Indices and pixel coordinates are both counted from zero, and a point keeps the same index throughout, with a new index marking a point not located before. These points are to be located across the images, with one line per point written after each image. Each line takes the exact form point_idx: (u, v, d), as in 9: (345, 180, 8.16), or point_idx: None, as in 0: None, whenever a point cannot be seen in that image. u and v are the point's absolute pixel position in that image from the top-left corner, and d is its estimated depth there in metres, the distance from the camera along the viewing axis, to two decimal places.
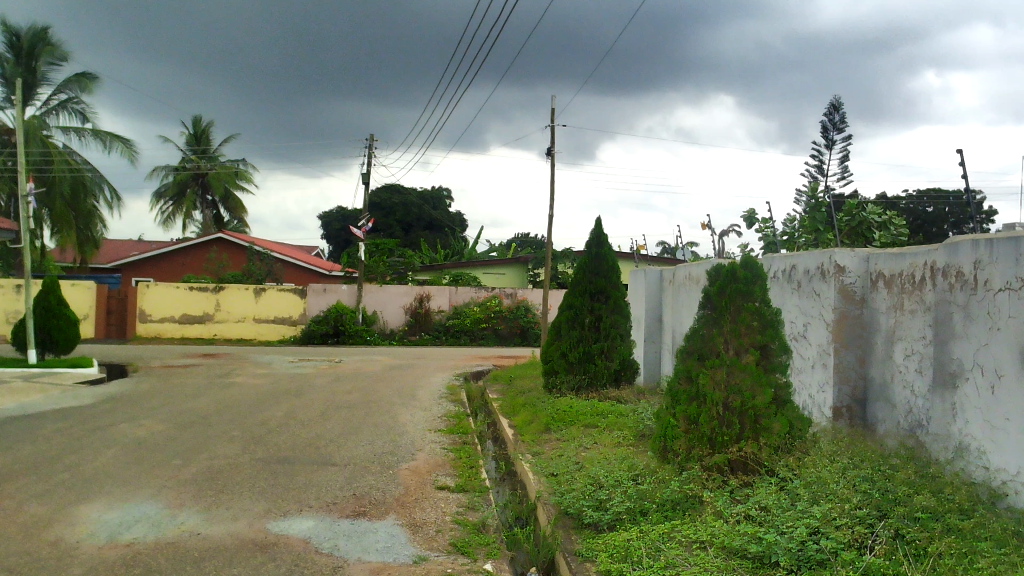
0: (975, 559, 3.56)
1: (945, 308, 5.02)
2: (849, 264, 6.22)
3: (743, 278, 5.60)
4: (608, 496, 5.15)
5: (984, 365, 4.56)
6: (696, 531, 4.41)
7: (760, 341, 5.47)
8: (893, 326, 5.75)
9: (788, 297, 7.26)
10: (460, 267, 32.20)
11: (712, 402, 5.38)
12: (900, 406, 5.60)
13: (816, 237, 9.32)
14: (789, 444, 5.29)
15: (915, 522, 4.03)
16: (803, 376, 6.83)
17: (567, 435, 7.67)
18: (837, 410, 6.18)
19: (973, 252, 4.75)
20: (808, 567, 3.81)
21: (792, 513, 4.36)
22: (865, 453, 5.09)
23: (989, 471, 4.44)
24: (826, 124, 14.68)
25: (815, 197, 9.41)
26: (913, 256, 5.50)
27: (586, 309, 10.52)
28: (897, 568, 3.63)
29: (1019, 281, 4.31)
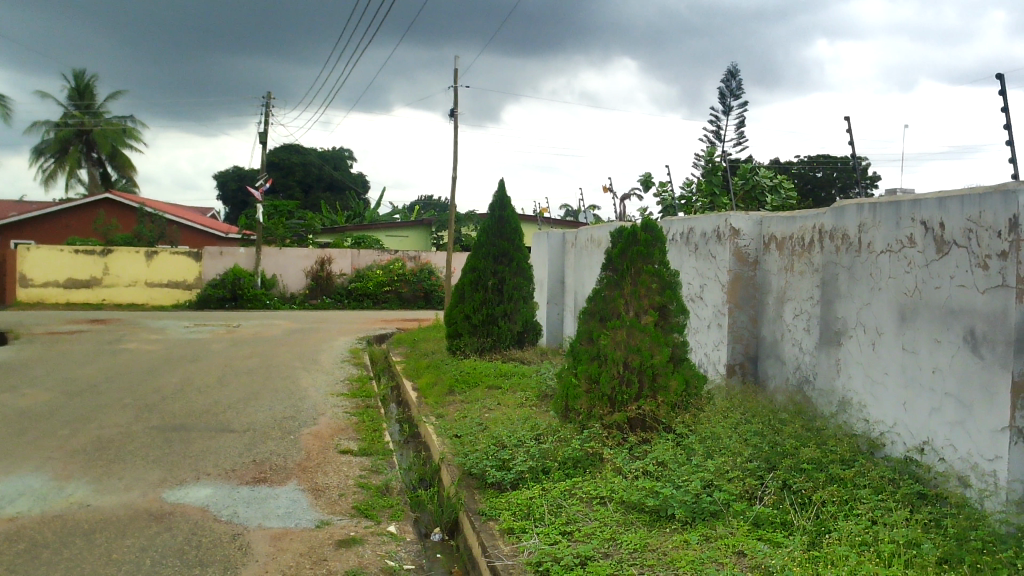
0: (854, 505, 3.79)
1: (831, 270, 5.25)
2: (743, 227, 6.42)
3: (643, 241, 5.72)
4: (511, 456, 5.20)
5: (866, 323, 4.81)
6: (596, 487, 4.52)
7: (659, 302, 5.60)
8: (784, 287, 5.99)
9: (686, 259, 7.45)
10: (363, 230, 31.71)
11: (612, 362, 5.49)
12: (789, 363, 5.86)
13: (712, 201, 9.57)
14: (686, 402, 5.46)
15: (801, 473, 4.23)
16: (699, 335, 7.05)
17: (471, 396, 7.71)
18: (731, 367, 6.41)
19: (857, 216, 4.97)
20: (702, 518, 3.97)
21: (687, 467, 4.53)
22: (757, 408, 5.31)
23: (869, 423, 4.71)
24: (723, 90, 14.99)
25: (712, 162, 9.65)
26: (803, 219, 5.71)
27: (490, 272, 10.52)
28: (785, 516, 3.83)
29: (898, 244, 4.52)
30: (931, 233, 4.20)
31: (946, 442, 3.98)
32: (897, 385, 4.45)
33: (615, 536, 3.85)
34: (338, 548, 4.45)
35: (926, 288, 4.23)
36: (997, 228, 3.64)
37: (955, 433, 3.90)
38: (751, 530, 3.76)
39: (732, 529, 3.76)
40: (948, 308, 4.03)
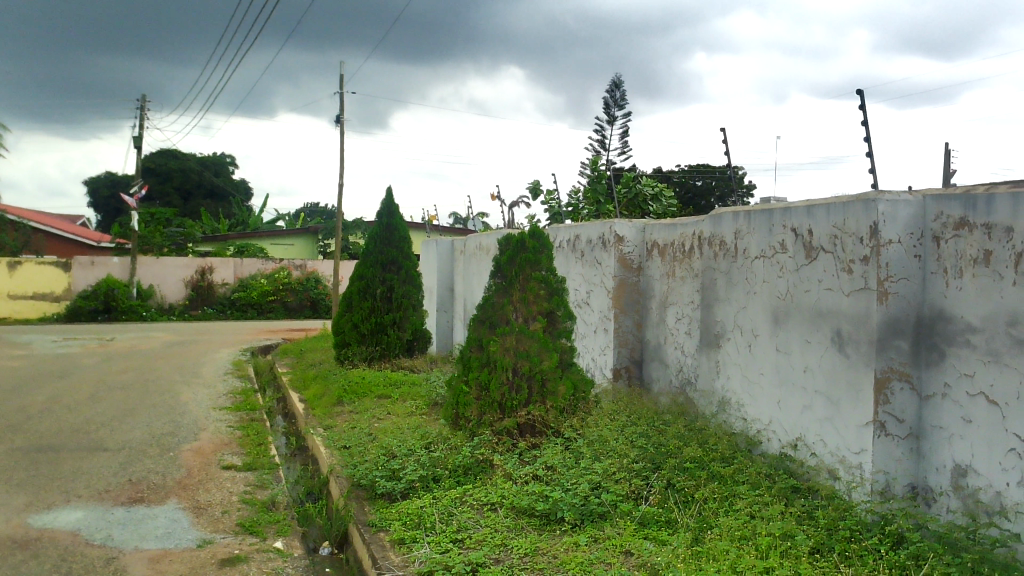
0: (734, 501, 3.94)
1: (710, 275, 5.45)
2: (627, 234, 6.58)
3: (531, 248, 5.79)
4: (401, 465, 5.15)
5: (743, 326, 5.02)
6: (487, 494, 4.54)
7: (546, 308, 5.69)
8: (666, 292, 6.18)
9: (572, 266, 7.59)
10: (246, 238, 30.79)
11: (502, 368, 5.52)
12: (672, 365, 6.05)
13: (598, 209, 9.78)
14: (574, 406, 5.56)
15: (684, 472, 4.37)
16: (586, 340, 7.19)
17: (360, 406, 7.60)
18: (617, 371, 6.56)
19: (733, 223, 5.17)
20: (590, 520, 4.06)
21: (576, 470, 4.61)
22: (642, 410, 5.46)
23: (747, 421, 4.91)
24: (608, 101, 15.34)
25: (597, 170, 9.86)
26: (683, 227, 5.91)
27: (378, 280, 10.40)
28: (669, 515, 3.95)
29: (771, 249, 4.74)
30: (801, 239, 4.41)
31: (816, 438, 4.19)
32: (772, 384, 4.66)
33: (505, 541, 3.87)
34: (222, 567, 4.31)
35: (797, 292, 4.45)
36: (860, 234, 3.86)
37: (824, 428, 4.11)
38: (637, 529, 3.86)
39: (619, 529, 3.85)
40: (817, 310, 4.24)
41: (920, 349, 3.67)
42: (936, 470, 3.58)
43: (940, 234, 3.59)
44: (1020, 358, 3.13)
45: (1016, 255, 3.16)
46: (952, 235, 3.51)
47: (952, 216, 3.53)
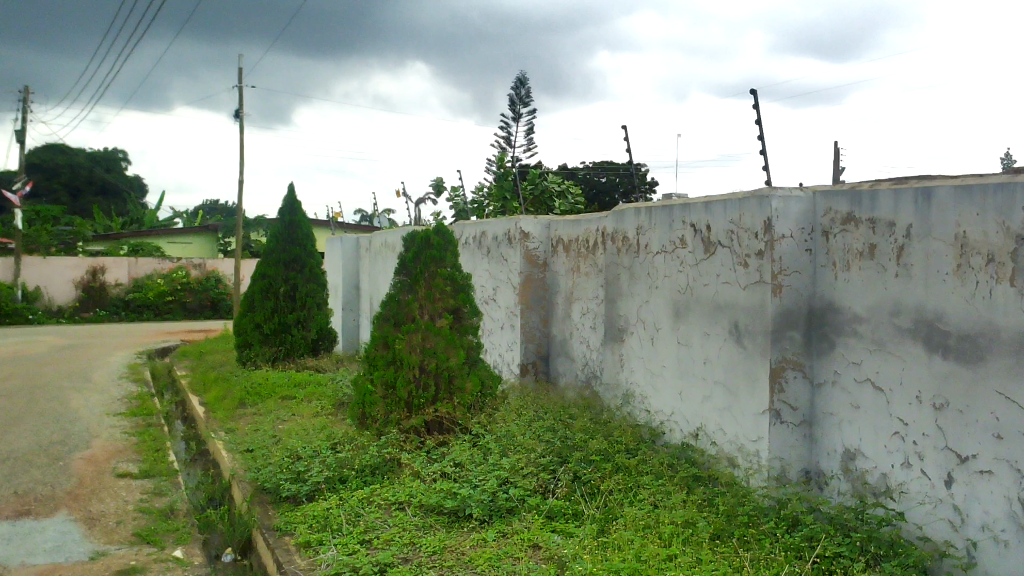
0: (638, 491, 4.03)
1: (614, 271, 5.55)
2: (533, 230, 6.63)
3: (436, 245, 5.78)
4: (306, 467, 5.04)
5: (645, 320, 5.12)
6: (394, 493, 4.50)
7: (452, 305, 5.70)
8: (571, 287, 6.26)
9: (478, 262, 7.60)
10: (140, 237, 29.64)
11: (408, 366, 5.48)
12: (578, 359, 6.14)
13: (503, 205, 9.83)
14: (481, 402, 5.59)
15: (589, 464, 4.44)
16: (493, 336, 7.22)
17: (263, 408, 7.42)
18: (524, 366, 6.60)
19: (635, 219, 5.27)
20: (498, 516, 4.08)
21: (484, 467, 4.63)
22: (548, 405, 5.52)
23: (650, 413, 5.03)
24: (513, 98, 15.40)
25: (502, 167, 9.92)
26: (587, 223, 5.99)
27: (281, 278, 10.16)
28: (576, 507, 4.01)
29: (671, 245, 4.85)
30: (700, 234, 4.53)
31: (716, 427, 4.32)
32: (674, 376, 4.78)
33: (414, 540, 3.85)
34: None
35: (697, 286, 4.57)
36: (755, 229, 4.00)
37: (724, 418, 4.25)
38: (545, 523, 3.90)
39: (527, 523, 3.89)
40: (715, 303, 4.37)
41: (811, 340, 3.83)
42: (827, 455, 3.74)
43: (829, 228, 3.75)
44: (902, 345, 3.30)
45: (898, 248, 3.32)
46: (840, 229, 3.67)
47: (839, 212, 3.68)
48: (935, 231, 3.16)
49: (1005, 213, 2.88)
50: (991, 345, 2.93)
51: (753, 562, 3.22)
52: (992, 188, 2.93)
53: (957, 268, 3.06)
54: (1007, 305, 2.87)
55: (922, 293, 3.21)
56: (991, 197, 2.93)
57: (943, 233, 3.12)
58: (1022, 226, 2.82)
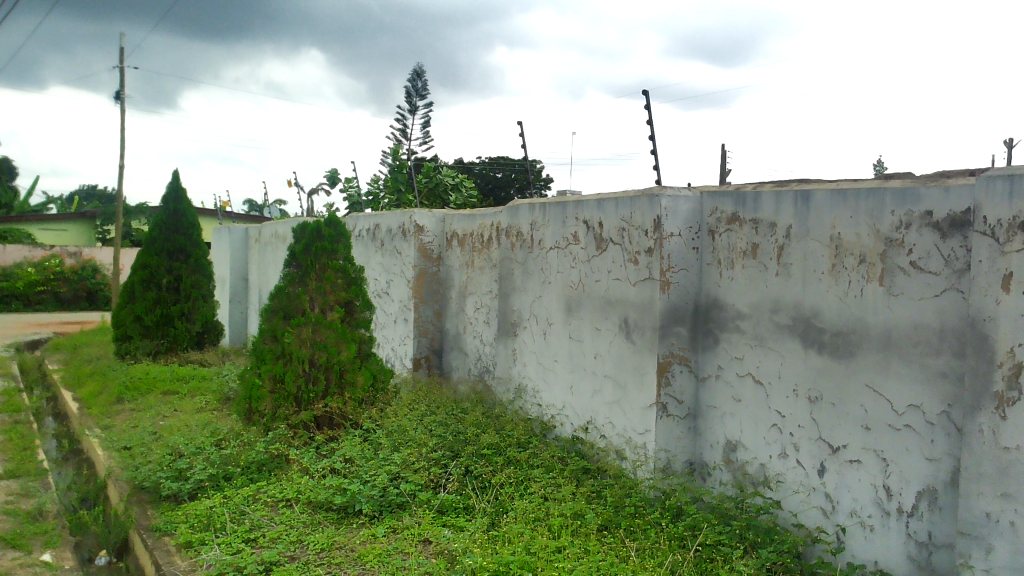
0: (528, 484, 4.07)
1: (507, 266, 5.57)
2: (427, 224, 6.59)
3: (327, 237, 5.67)
4: (189, 464, 4.85)
5: (538, 314, 5.17)
6: (281, 490, 4.38)
7: (344, 298, 5.61)
8: (465, 282, 6.26)
9: (371, 255, 7.51)
10: (9, 223, 27.90)
11: (298, 361, 5.36)
12: (471, 354, 6.15)
13: (398, 197, 9.74)
14: (373, 396, 5.54)
15: (481, 458, 4.46)
16: (386, 331, 7.16)
17: (143, 404, 7.11)
18: (417, 360, 6.56)
19: (529, 214, 5.31)
20: (389, 511, 4.04)
21: (375, 462, 4.57)
22: (441, 399, 5.52)
23: (542, 407, 5.08)
24: (409, 90, 15.27)
25: (398, 159, 9.83)
26: (482, 217, 6.00)
27: (164, 269, 9.78)
28: (467, 501, 4.02)
29: (564, 241, 4.91)
30: (592, 231, 4.61)
31: (605, 421, 4.41)
32: (565, 370, 4.84)
33: (301, 537, 3.76)
34: None
35: (588, 281, 4.64)
36: (645, 227, 4.09)
37: (613, 411, 4.33)
38: (435, 517, 3.88)
39: (417, 518, 3.86)
40: (606, 299, 4.45)
41: (697, 335, 3.95)
42: (710, 446, 3.87)
43: (715, 227, 3.87)
44: (781, 340, 3.45)
45: (779, 248, 3.46)
46: (725, 229, 3.80)
47: (725, 211, 3.81)
48: (812, 232, 3.31)
49: (875, 216, 3.05)
50: (861, 341, 3.09)
51: (639, 551, 3.30)
52: (864, 192, 3.09)
53: (832, 267, 3.22)
54: (876, 303, 3.03)
55: (800, 291, 3.36)
56: (863, 200, 3.10)
57: (820, 234, 3.27)
58: (891, 228, 2.99)
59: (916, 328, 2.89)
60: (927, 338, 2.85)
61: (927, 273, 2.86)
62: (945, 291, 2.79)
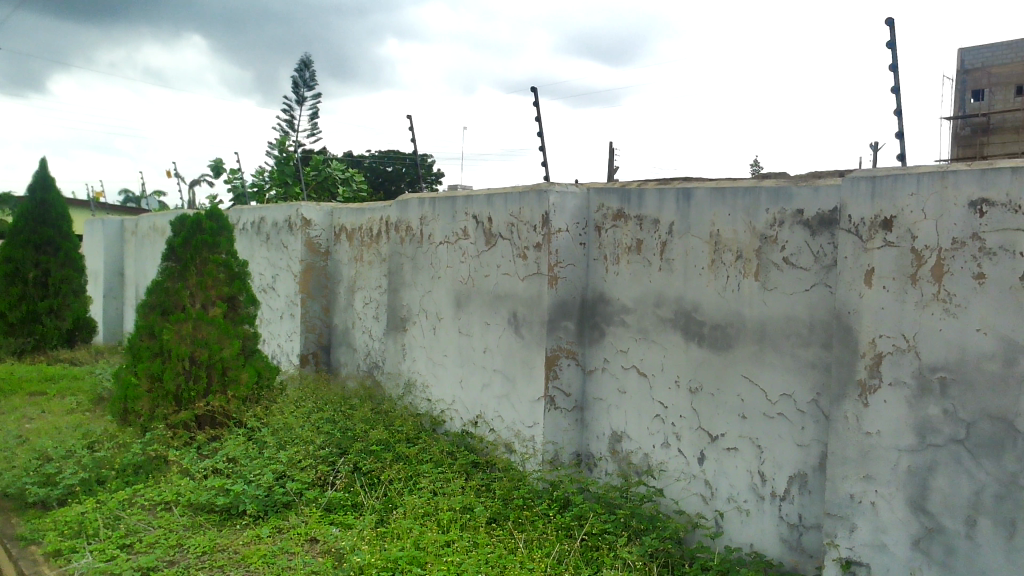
0: (417, 479, 4.06)
1: (397, 260, 5.53)
2: (314, 218, 6.47)
3: (209, 230, 5.47)
4: (58, 469, 4.59)
5: (428, 310, 5.16)
6: (160, 493, 4.21)
7: (227, 293, 5.44)
8: (353, 276, 6.17)
9: (256, 249, 7.31)
10: None
11: (177, 358, 5.16)
12: (360, 349, 6.08)
13: (285, 190, 9.51)
14: (257, 394, 5.41)
15: (370, 454, 4.43)
16: (272, 326, 6.99)
17: (7, 405, 6.69)
18: (304, 357, 6.43)
19: (418, 209, 5.28)
20: (274, 511, 3.95)
21: (259, 461, 4.46)
22: (329, 396, 5.44)
23: (431, 402, 5.07)
24: (296, 80, 14.92)
25: (285, 151, 9.60)
26: (371, 211, 5.93)
27: (30, 262, 9.23)
28: (355, 498, 3.97)
29: (454, 235, 4.91)
30: (481, 226, 4.62)
31: (494, 414, 4.45)
32: (454, 365, 4.85)
33: (181, 541, 3.63)
34: None
35: (478, 276, 4.66)
36: (533, 223, 4.13)
37: (501, 405, 4.38)
38: (322, 516, 3.82)
39: (303, 517, 3.79)
40: (495, 294, 4.49)
41: (584, 329, 4.03)
42: (596, 437, 3.96)
43: (601, 223, 3.95)
44: (663, 333, 3.56)
45: (662, 244, 3.57)
46: (611, 225, 3.88)
47: (610, 208, 3.89)
48: (693, 229, 3.43)
49: (751, 214, 3.18)
50: (738, 333, 3.22)
51: (527, 543, 3.34)
52: (741, 191, 3.22)
53: (711, 263, 3.34)
54: (752, 297, 3.17)
55: (682, 285, 3.47)
56: (740, 199, 3.23)
57: (700, 230, 3.39)
58: (765, 226, 3.13)
59: (789, 321, 3.03)
60: (798, 330, 3.00)
61: (799, 268, 3.01)
62: (814, 286, 2.94)
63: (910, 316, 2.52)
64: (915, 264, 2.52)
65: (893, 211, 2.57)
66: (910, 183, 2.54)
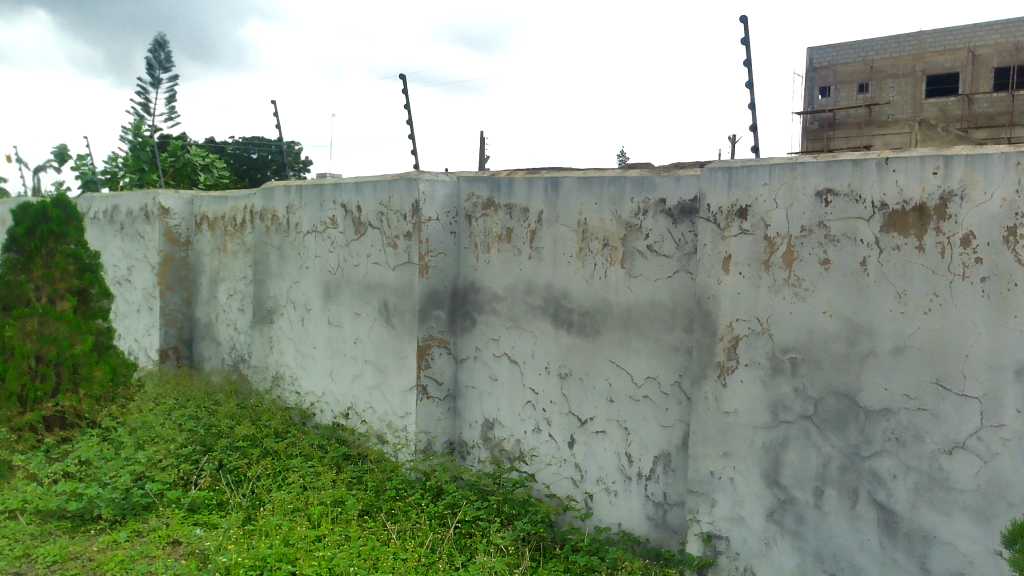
0: (286, 475, 3.97)
1: (262, 250, 5.36)
2: (173, 206, 6.18)
3: (55, 219, 5.12)
4: None
5: (296, 300, 5.03)
6: (4, 500, 3.92)
7: (77, 286, 5.12)
8: (216, 267, 5.94)
9: (109, 240, 6.91)
10: None
11: (22, 356, 4.81)
12: (224, 343, 5.87)
13: (140, 177, 9.04)
14: (112, 392, 5.13)
15: (235, 451, 4.29)
16: (128, 321, 6.64)
17: None
18: (164, 352, 6.14)
19: (284, 197, 5.14)
20: (132, 513, 3.75)
21: (115, 462, 4.23)
22: (191, 394, 5.23)
23: (300, 395, 4.96)
24: (150, 61, 14.16)
25: (140, 137, 9.10)
26: (234, 200, 5.72)
27: None
28: (221, 497, 3.84)
29: (322, 224, 4.80)
30: (350, 215, 4.54)
31: (365, 406, 4.39)
32: (324, 357, 4.75)
33: (28, 551, 3.40)
34: None
35: (347, 266, 4.58)
36: (403, 212, 4.09)
37: (373, 396, 4.32)
38: (185, 517, 3.67)
39: (165, 519, 3.63)
40: (365, 284, 4.42)
41: (455, 318, 4.03)
42: (468, 425, 3.97)
43: (471, 213, 3.95)
44: (533, 321, 3.61)
45: (531, 232, 3.61)
46: (481, 214, 3.89)
47: (480, 196, 3.90)
48: (561, 217, 3.48)
49: (617, 203, 3.26)
50: (605, 319, 3.31)
51: (400, 533, 3.32)
52: (607, 181, 3.30)
53: (579, 251, 3.41)
54: (618, 284, 3.25)
55: (551, 273, 3.53)
56: (606, 188, 3.30)
57: (568, 219, 3.45)
58: (630, 215, 3.21)
59: (653, 307, 3.14)
60: (661, 315, 3.10)
61: (661, 256, 3.11)
62: (676, 273, 3.05)
63: (764, 300, 2.65)
64: (768, 251, 2.65)
65: (748, 201, 2.70)
66: (763, 174, 2.67)
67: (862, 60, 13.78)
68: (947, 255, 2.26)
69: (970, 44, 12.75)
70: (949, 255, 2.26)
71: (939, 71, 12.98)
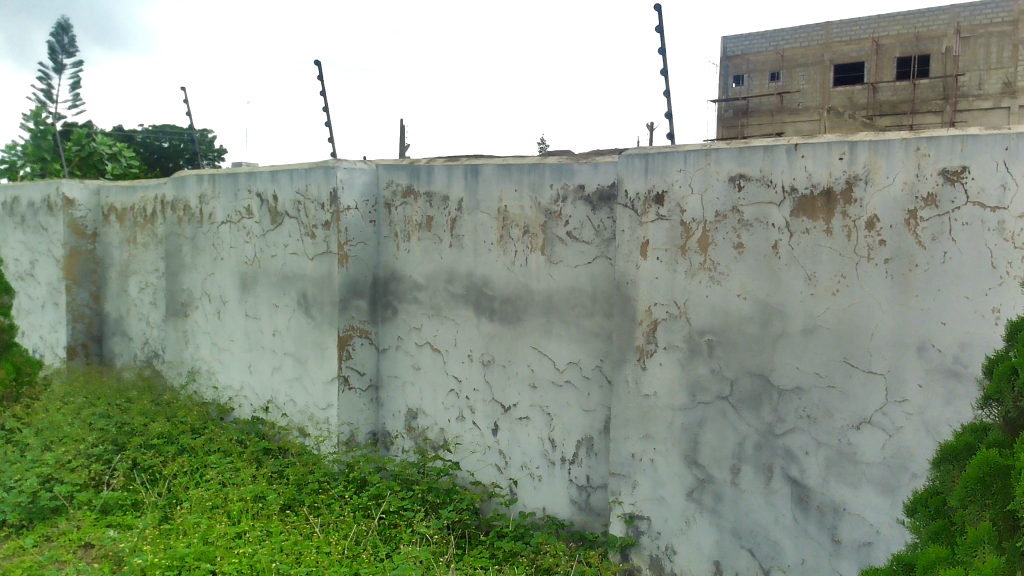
0: (204, 471, 3.87)
1: (174, 242, 5.20)
2: (78, 197, 5.93)
3: None
4: None
5: (211, 293, 4.90)
6: None
7: None
8: (126, 260, 5.73)
9: (9, 232, 6.59)
10: None
11: None
12: (136, 338, 5.68)
13: (42, 166, 8.65)
14: (16, 392, 4.88)
15: (149, 450, 4.16)
16: (32, 317, 6.36)
17: None
18: (72, 349, 5.91)
19: (197, 186, 4.98)
20: (40, 518, 3.60)
21: (20, 464, 4.03)
22: (103, 391, 5.05)
23: (218, 389, 4.84)
24: (52, 45, 13.54)
25: (42, 124, 8.70)
26: (144, 189, 5.52)
27: None
28: (135, 497, 3.72)
29: (237, 214, 4.67)
30: (266, 204, 4.44)
31: (285, 399, 4.32)
32: (242, 349, 4.64)
33: None
34: None
35: (263, 257, 4.48)
36: (321, 200, 4.02)
37: (293, 388, 4.25)
38: (97, 519, 3.54)
39: (75, 522, 3.49)
40: (283, 275, 4.33)
41: (377, 307, 3.99)
42: (391, 415, 3.95)
43: (391, 201, 3.91)
44: (455, 310, 3.60)
45: (451, 220, 3.60)
46: (401, 202, 3.85)
47: (400, 184, 3.86)
48: (481, 205, 3.47)
49: (537, 190, 3.27)
50: (527, 306, 3.32)
51: (323, 526, 3.28)
52: (526, 168, 3.30)
53: (500, 239, 3.41)
54: (539, 271, 3.27)
55: (472, 261, 3.52)
56: (526, 175, 3.31)
57: (488, 207, 3.44)
58: (550, 201, 3.23)
59: (573, 293, 3.16)
60: (582, 301, 3.13)
61: (581, 242, 3.13)
62: (596, 258, 3.08)
63: (681, 284, 2.70)
64: (685, 236, 2.70)
65: (664, 186, 2.74)
66: (678, 160, 2.71)
67: (774, 49, 14.14)
68: (853, 238, 2.34)
69: (874, 33, 13.16)
70: (855, 238, 2.34)
71: (845, 61, 13.45)
